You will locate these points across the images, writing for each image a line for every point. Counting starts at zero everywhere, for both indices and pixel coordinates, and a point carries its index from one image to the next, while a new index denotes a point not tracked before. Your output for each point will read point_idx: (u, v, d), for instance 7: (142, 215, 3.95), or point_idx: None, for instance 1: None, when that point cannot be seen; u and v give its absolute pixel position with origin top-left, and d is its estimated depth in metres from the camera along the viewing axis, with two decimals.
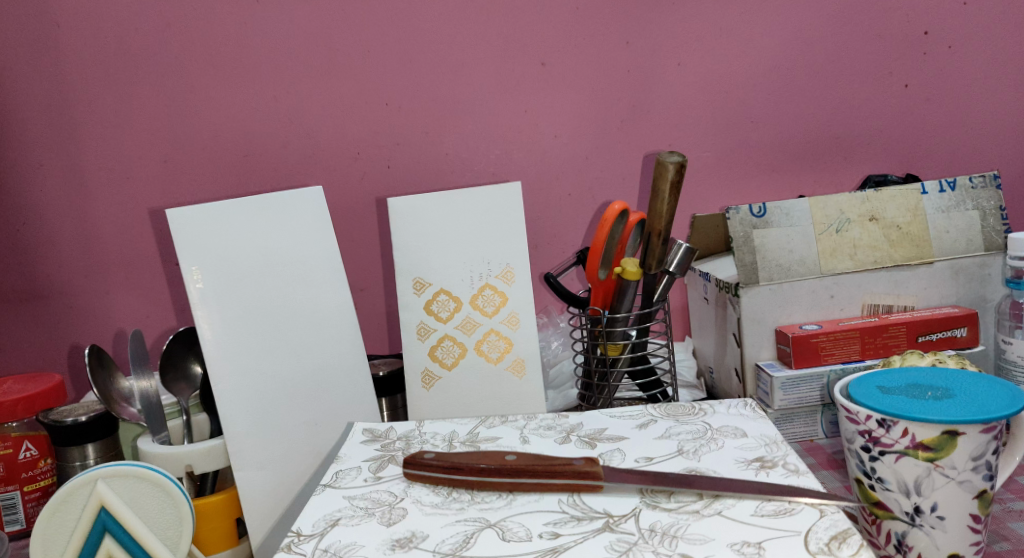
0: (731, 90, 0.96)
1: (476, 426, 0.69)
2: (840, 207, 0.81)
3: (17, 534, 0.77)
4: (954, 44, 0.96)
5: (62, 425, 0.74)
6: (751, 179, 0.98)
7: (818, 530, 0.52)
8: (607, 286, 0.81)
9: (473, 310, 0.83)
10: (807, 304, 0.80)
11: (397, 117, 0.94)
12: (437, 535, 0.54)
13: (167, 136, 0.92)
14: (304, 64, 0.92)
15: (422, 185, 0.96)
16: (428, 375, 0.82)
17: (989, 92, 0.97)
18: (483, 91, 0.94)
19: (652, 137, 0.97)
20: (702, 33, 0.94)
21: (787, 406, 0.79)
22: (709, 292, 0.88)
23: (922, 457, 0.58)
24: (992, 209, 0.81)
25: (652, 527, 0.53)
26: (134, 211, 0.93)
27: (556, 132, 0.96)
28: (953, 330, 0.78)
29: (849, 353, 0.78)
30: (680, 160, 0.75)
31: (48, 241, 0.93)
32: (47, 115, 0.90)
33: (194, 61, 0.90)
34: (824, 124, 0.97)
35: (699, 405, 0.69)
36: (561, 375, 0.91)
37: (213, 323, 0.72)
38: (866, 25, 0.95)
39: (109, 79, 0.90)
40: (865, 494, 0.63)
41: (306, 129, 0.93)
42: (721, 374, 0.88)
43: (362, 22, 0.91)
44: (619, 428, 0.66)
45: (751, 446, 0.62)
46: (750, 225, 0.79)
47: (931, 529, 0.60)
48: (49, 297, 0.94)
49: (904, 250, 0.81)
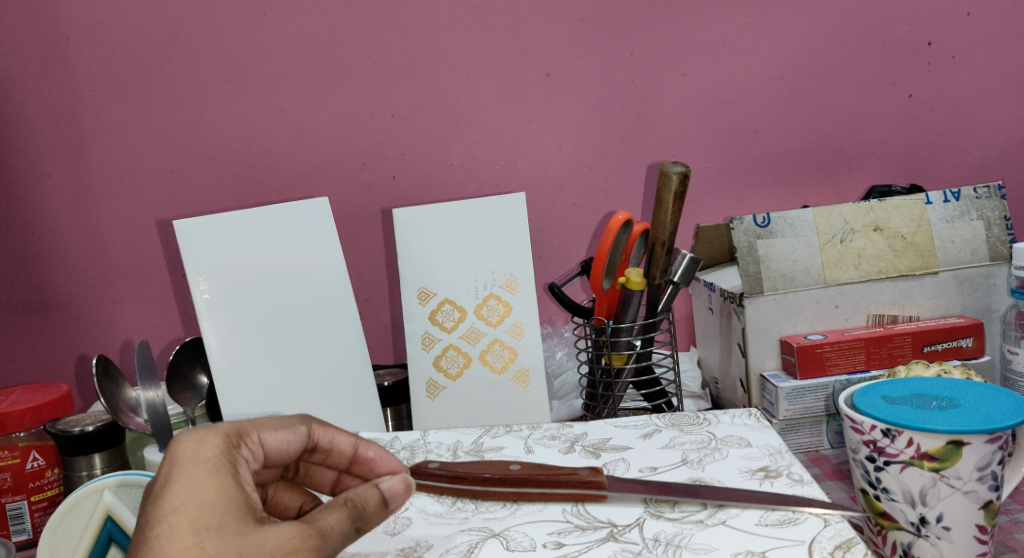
0: (734, 100, 0.96)
1: (481, 435, 0.70)
2: (844, 217, 0.81)
3: (23, 544, 0.76)
4: (957, 55, 0.96)
5: (68, 434, 0.74)
6: (755, 189, 0.99)
7: (822, 539, 0.52)
8: (612, 296, 0.81)
9: (477, 319, 0.83)
10: (811, 314, 0.80)
11: (402, 128, 0.94)
12: (441, 545, 0.55)
13: (176, 148, 0.92)
14: (310, 75, 0.92)
15: (427, 195, 0.96)
16: (433, 385, 0.82)
17: (993, 101, 0.98)
18: (488, 102, 0.95)
19: (655, 147, 0.97)
20: (706, 44, 0.95)
21: (792, 416, 0.79)
22: (714, 302, 0.88)
23: (928, 467, 0.58)
24: (997, 218, 0.81)
25: (655, 537, 0.53)
26: (142, 220, 0.94)
27: (560, 143, 0.96)
28: (959, 340, 0.78)
29: (854, 364, 0.78)
30: (683, 170, 0.75)
31: (55, 252, 0.93)
32: (56, 127, 0.91)
33: (202, 73, 0.91)
34: (828, 134, 0.98)
35: (704, 415, 0.70)
36: (566, 385, 0.91)
37: (219, 333, 0.75)
38: (868, 37, 0.96)
39: (119, 91, 0.91)
40: (871, 505, 0.62)
41: (312, 140, 0.94)
42: (726, 384, 0.89)
43: (367, 34, 0.92)
44: (623, 438, 0.67)
45: (755, 456, 0.62)
46: (754, 235, 0.80)
47: (936, 539, 0.59)
48: (57, 307, 0.95)
49: (908, 260, 0.81)
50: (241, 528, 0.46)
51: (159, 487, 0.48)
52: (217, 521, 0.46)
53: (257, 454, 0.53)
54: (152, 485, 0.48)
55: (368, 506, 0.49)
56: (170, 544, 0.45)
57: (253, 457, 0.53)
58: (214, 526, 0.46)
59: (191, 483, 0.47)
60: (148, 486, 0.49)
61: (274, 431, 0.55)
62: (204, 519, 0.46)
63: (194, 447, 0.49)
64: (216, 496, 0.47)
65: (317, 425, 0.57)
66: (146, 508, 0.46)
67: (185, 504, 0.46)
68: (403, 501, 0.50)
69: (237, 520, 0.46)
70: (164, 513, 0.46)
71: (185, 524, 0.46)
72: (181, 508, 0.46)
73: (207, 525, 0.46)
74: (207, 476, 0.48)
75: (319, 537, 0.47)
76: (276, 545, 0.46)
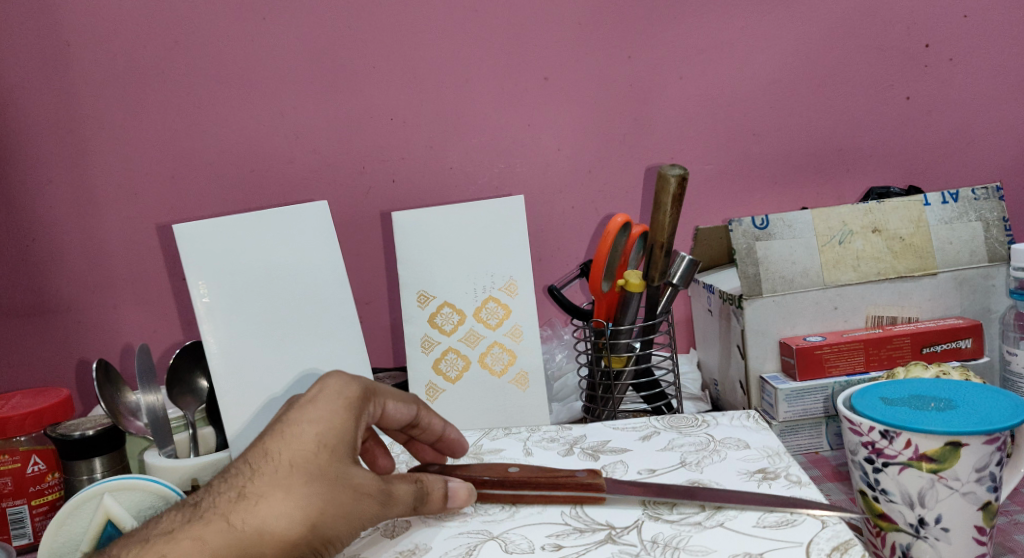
0: (732, 103, 0.96)
1: (480, 438, 0.71)
2: (843, 219, 0.81)
3: (24, 548, 0.76)
4: (955, 57, 0.96)
5: (69, 438, 0.74)
6: (753, 191, 0.99)
7: (820, 541, 0.52)
8: (611, 298, 0.81)
9: (476, 322, 0.83)
10: (810, 315, 0.81)
11: (401, 132, 0.95)
12: (439, 548, 0.55)
13: (176, 152, 0.93)
14: (309, 79, 0.93)
15: (426, 199, 0.96)
16: (432, 388, 0.82)
17: (991, 103, 0.98)
18: (487, 106, 0.95)
19: (654, 150, 0.97)
20: (704, 47, 0.95)
21: (792, 418, 0.79)
22: (713, 304, 0.88)
23: (926, 469, 0.58)
24: (995, 220, 0.81)
25: (654, 539, 0.54)
26: (141, 224, 0.94)
27: (559, 146, 0.96)
28: (957, 341, 0.78)
29: (853, 365, 0.78)
30: (682, 173, 0.75)
31: (55, 257, 0.94)
32: (56, 132, 0.91)
33: (201, 78, 0.91)
34: (826, 136, 0.98)
35: (702, 417, 0.70)
36: (565, 387, 0.91)
37: (218, 337, 0.75)
38: (866, 39, 0.96)
39: (119, 96, 0.91)
40: (870, 506, 0.62)
41: (311, 144, 0.94)
42: (725, 386, 0.89)
43: (365, 38, 0.92)
44: (622, 440, 0.67)
45: (753, 458, 0.62)
46: (753, 237, 0.80)
47: (935, 541, 0.59)
48: (57, 312, 0.95)
49: (907, 261, 0.81)
50: (344, 459, 0.53)
51: (306, 399, 0.55)
52: (331, 446, 0.53)
53: (376, 415, 0.59)
54: (300, 397, 0.56)
55: (432, 494, 0.56)
56: (296, 443, 0.53)
57: (372, 417, 0.59)
58: (332, 446, 0.53)
59: (326, 408, 0.54)
60: (295, 396, 0.57)
61: (397, 403, 0.60)
62: (326, 436, 0.53)
63: (340, 383, 0.56)
64: (340, 426, 0.54)
65: (428, 412, 0.62)
66: (291, 409, 0.54)
67: (318, 419, 0.54)
68: (462, 506, 0.57)
69: (347, 451, 0.53)
70: (302, 418, 0.54)
71: (313, 434, 0.53)
72: (316, 422, 0.53)
73: (326, 443, 0.53)
74: (339, 410, 0.54)
75: (388, 497, 0.53)
76: (360, 483, 0.53)
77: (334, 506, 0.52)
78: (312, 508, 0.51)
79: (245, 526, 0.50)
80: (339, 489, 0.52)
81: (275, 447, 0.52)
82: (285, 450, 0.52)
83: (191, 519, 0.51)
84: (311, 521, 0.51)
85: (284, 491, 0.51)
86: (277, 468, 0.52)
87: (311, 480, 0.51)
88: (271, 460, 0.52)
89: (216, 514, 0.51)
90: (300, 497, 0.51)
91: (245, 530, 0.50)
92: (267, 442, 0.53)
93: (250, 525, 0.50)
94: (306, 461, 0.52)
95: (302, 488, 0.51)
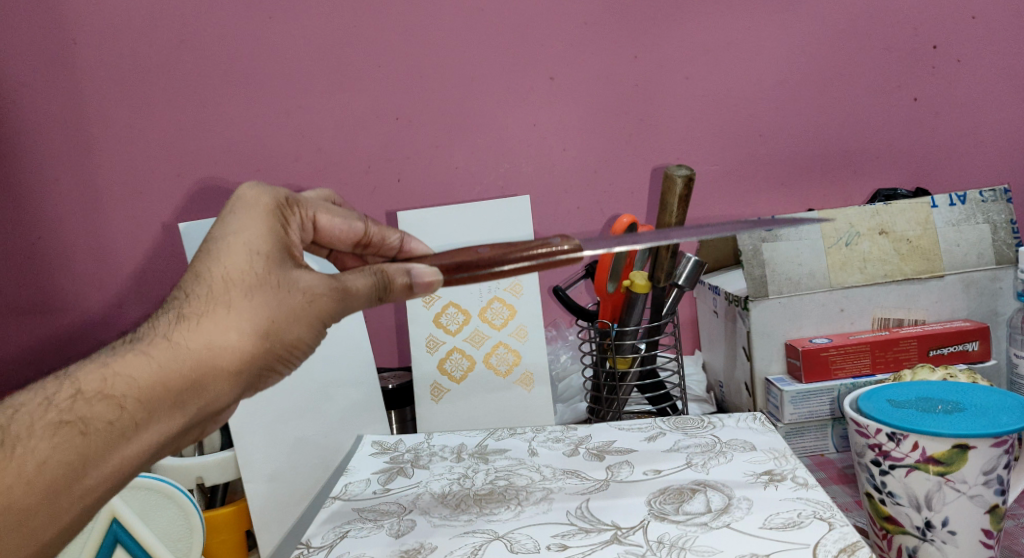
0: (737, 103, 0.96)
1: (484, 438, 0.71)
2: (850, 221, 0.81)
3: None
4: (963, 58, 0.96)
5: None
6: (760, 193, 0.99)
7: (827, 542, 0.51)
8: (616, 299, 0.81)
9: (481, 322, 0.84)
10: (817, 317, 0.80)
11: (407, 131, 0.95)
12: (446, 547, 0.55)
13: (182, 150, 0.93)
14: (315, 78, 0.93)
15: (432, 198, 0.96)
16: (437, 387, 0.82)
17: (1001, 105, 0.97)
18: (492, 105, 0.95)
19: (660, 150, 0.97)
20: (710, 47, 0.95)
21: (797, 420, 0.79)
22: (719, 306, 0.88)
23: (933, 471, 0.58)
24: (1003, 222, 0.81)
25: (660, 539, 0.53)
26: (147, 223, 0.94)
27: (564, 146, 0.96)
28: (964, 344, 0.78)
29: (859, 367, 0.78)
30: (688, 174, 0.75)
31: (61, 254, 0.94)
32: (63, 130, 0.92)
33: (207, 76, 0.92)
34: (833, 137, 0.98)
35: (709, 418, 0.70)
36: (570, 388, 0.91)
37: None
38: (873, 39, 0.95)
39: (125, 94, 0.91)
40: (876, 509, 0.62)
41: (317, 143, 0.94)
42: (731, 387, 0.88)
43: (370, 36, 0.92)
44: (628, 441, 0.67)
45: (760, 459, 0.62)
46: (759, 238, 0.79)
47: (942, 544, 0.59)
48: (63, 310, 0.95)
49: (914, 263, 0.81)
50: (283, 265, 0.47)
51: (221, 216, 0.49)
52: (267, 251, 0.47)
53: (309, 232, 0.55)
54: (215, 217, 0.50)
55: (393, 284, 0.50)
56: (226, 257, 0.46)
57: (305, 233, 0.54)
58: (266, 254, 0.47)
59: (247, 220, 0.48)
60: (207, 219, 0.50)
61: (333, 218, 0.56)
62: (257, 243, 0.47)
63: (255, 193, 0.50)
64: (270, 232, 0.48)
65: (373, 225, 0.58)
66: (211, 226, 0.48)
67: (243, 229, 0.47)
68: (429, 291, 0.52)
69: (282, 254, 0.48)
70: (225, 233, 0.47)
71: (241, 244, 0.47)
72: (240, 232, 0.47)
73: (258, 251, 0.47)
74: (261, 219, 0.48)
75: (343, 293, 0.49)
76: (308, 285, 0.47)
77: (288, 309, 0.47)
78: (262, 316, 0.46)
79: (192, 343, 0.44)
80: (285, 294, 0.47)
81: (204, 267, 0.46)
82: (215, 267, 0.46)
83: (125, 346, 0.45)
84: (266, 329, 0.46)
85: (225, 306, 0.45)
86: (214, 286, 0.45)
87: (253, 290, 0.46)
88: (203, 280, 0.45)
89: (156, 337, 0.44)
90: (246, 310, 0.45)
91: (193, 349, 0.44)
92: (196, 264, 0.46)
93: (196, 345, 0.44)
94: (243, 273, 0.46)
95: (245, 299, 0.45)
